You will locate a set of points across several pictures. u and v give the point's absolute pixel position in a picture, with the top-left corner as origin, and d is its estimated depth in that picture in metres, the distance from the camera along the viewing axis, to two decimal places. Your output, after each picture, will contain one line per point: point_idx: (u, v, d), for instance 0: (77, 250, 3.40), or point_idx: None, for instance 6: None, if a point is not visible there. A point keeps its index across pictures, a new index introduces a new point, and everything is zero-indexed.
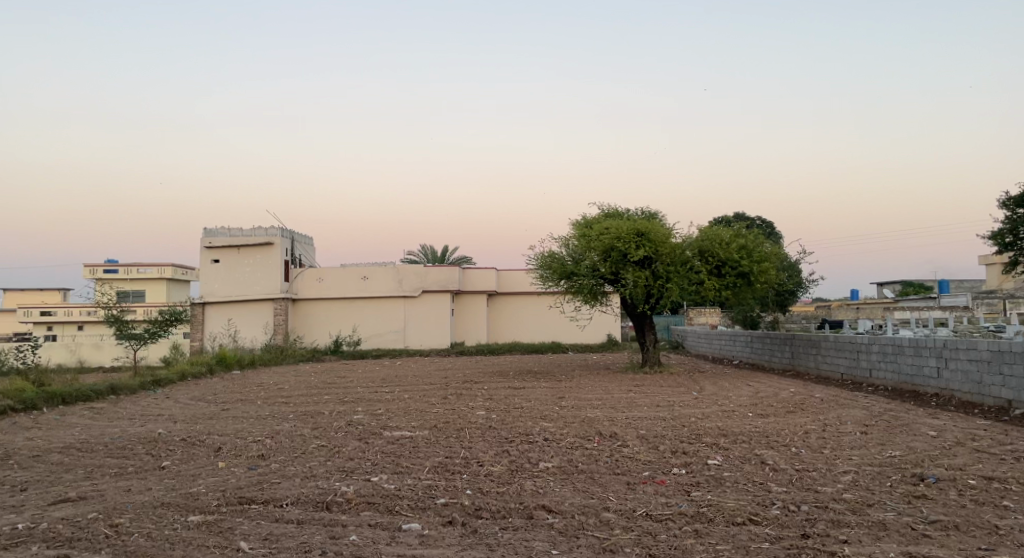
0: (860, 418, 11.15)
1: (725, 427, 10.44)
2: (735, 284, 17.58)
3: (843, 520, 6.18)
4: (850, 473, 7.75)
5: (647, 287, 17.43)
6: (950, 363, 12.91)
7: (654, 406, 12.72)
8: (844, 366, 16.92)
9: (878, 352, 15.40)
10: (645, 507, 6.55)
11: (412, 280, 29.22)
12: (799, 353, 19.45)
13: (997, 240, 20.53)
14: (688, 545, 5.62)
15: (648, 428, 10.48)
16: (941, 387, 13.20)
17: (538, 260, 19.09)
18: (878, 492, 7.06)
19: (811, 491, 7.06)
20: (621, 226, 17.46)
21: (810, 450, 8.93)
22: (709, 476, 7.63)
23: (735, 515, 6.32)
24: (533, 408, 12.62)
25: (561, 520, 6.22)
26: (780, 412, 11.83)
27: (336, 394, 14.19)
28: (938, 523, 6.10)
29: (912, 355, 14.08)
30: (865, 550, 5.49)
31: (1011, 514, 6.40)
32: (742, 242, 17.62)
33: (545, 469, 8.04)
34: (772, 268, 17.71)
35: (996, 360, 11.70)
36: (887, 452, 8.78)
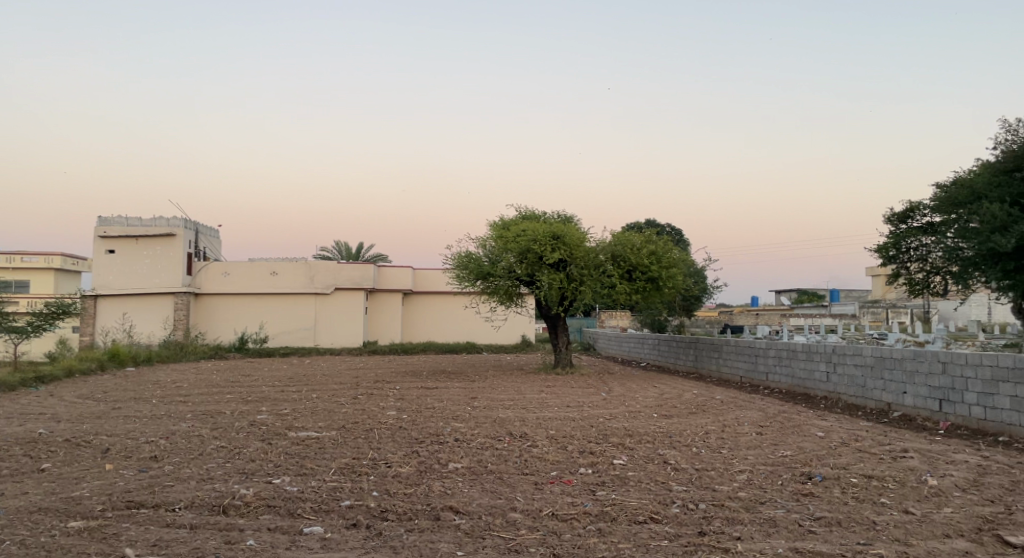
0: (755, 419, 11.68)
1: (630, 427, 10.73)
2: (645, 289, 18.04)
3: (737, 517, 6.46)
4: (745, 472, 8.11)
5: (561, 290, 17.69)
6: (838, 367, 13.66)
7: (564, 407, 12.91)
8: (743, 369, 17.66)
9: (774, 356, 16.13)
10: (551, 507, 6.65)
11: (324, 277, 28.68)
12: (702, 356, 20.17)
13: (882, 253, 21.76)
14: (591, 544, 5.76)
15: (556, 428, 10.65)
16: (829, 390, 13.96)
17: (454, 260, 19.03)
18: (770, 490, 7.41)
19: (708, 490, 7.35)
20: (538, 229, 17.63)
21: (709, 449, 9.29)
22: (614, 476, 7.81)
23: (637, 514, 6.51)
24: (445, 409, 12.59)
25: (467, 521, 6.25)
26: (683, 413, 12.23)
27: (239, 393, 13.77)
28: (823, 520, 6.46)
29: (804, 360, 14.83)
30: (756, 547, 5.75)
31: (887, 510, 6.85)
32: (653, 248, 18.12)
33: (454, 469, 8.05)
34: (680, 274, 18.24)
35: (878, 366, 12.46)
36: (779, 452, 9.22)
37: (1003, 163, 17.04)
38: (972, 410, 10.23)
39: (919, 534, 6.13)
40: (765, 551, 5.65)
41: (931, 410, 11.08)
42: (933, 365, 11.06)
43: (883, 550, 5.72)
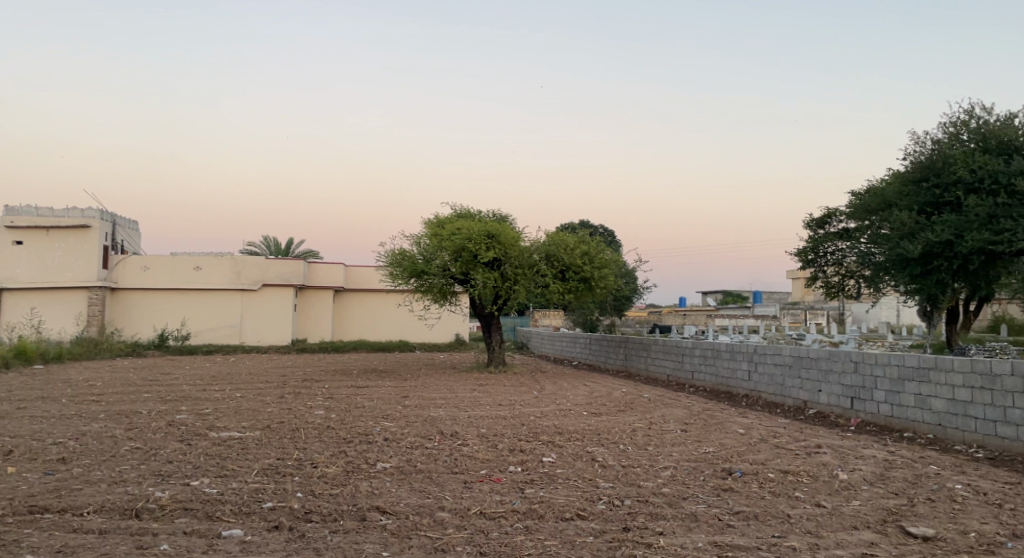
0: (681, 417, 11.95)
1: (560, 425, 10.84)
2: (577, 288, 18.24)
3: (660, 513, 6.62)
4: (669, 468, 8.31)
5: (495, 289, 17.73)
6: (758, 366, 14.12)
7: (495, 405, 12.96)
8: (670, 368, 18.06)
9: (699, 355, 16.55)
10: (479, 505, 6.68)
11: (251, 273, 28.00)
12: (631, 354, 20.53)
13: (802, 256, 22.62)
14: (518, 542, 5.81)
15: (487, 426, 10.67)
16: (751, 389, 14.42)
17: (387, 257, 18.82)
18: (693, 486, 7.62)
19: (634, 486, 7.50)
20: (472, 228, 17.59)
21: (636, 446, 9.48)
22: (543, 474, 7.90)
23: (564, 511, 6.59)
24: (375, 408, 12.47)
25: (394, 521, 6.21)
26: (611, 411, 12.44)
27: (157, 392, 13.30)
28: (741, 514, 6.68)
29: (728, 359, 15.27)
30: (678, 541, 5.90)
31: (802, 503, 7.13)
32: (586, 248, 18.35)
33: (382, 469, 7.98)
34: (612, 274, 18.51)
35: (795, 365, 12.93)
36: (702, 448, 9.48)
37: (912, 174, 17.90)
38: (880, 408, 10.73)
39: (829, 526, 6.41)
40: (687, 546, 5.81)
41: (844, 407, 11.57)
42: (846, 365, 11.55)
43: (796, 542, 5.96)
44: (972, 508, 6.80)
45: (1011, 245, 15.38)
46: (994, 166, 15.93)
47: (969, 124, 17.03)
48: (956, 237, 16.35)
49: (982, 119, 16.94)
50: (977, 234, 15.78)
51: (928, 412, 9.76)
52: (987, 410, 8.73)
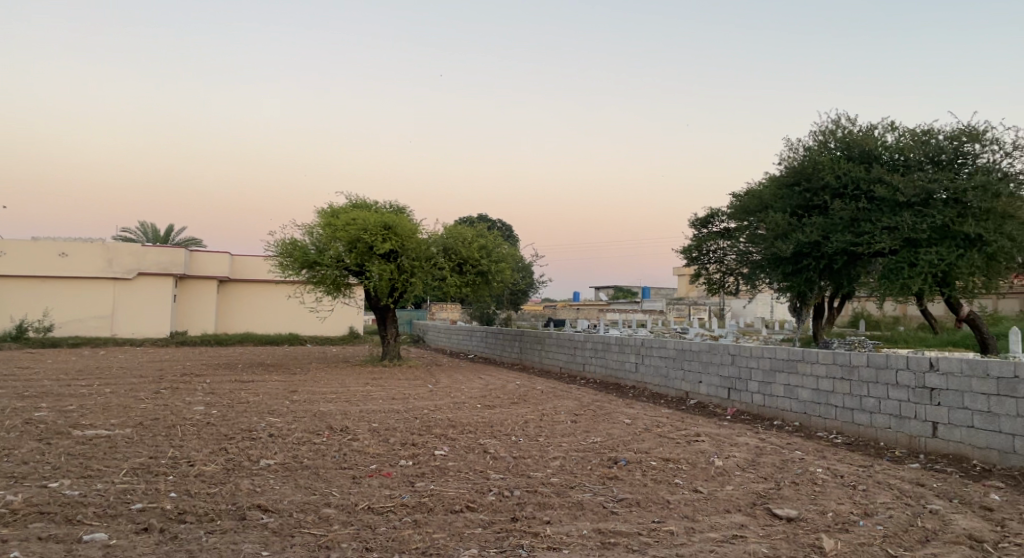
0: (572, 408, 12.17)
1: (454, 418, 10.82)
2: (474, 282, 18.29)
3: (548, 502, 6.69)
4: (558, 458, 8.45)
5: (391, 281, 17.44)
6: (645, 358, 14.59)
7: (388, 399, 12.79)
8: (563, 361, 18.39)
9: (590, 348, 16.91)
10: (367, 500, 6.56)
11: (126, 261, 26.47)
12: (526, 347, 20.74)
13: (687, 254, 23.57)
14: (406, 536, 5.73)
15: (378, 421, 10.51)
16: (637, 380, 14.88)
17: (277, 246, 18.06)
18: (580, 475, 7.78)
19: (524, 477, 7.56)
20: (369, 218, 17.15)
21: (527, 437, 9.60)
22: (433, 467, 7.84)
23: (453, 503, 6.54)
24: (259, 403, 12.05)
25: (275, 520, 6.02)
26: (505, 403, 12.53)
27: (14, 389, 12.33)
28: (624, 501, 6.88)
29: (617, 351, 15.67)
30: (564, 530, 5.99)
31: (681, 489, 7.42)
32: (483, 243, 18.36)
33: (265, 466, 7.72)
34: (508, 269, 18.65)
35: (678, 357, 13.45)
36: (590, 439, 9.70)
37: (786, 177, 18.92)
38: (754, 398, 11.31)
39: (705, 511, 6.69)
40: (572, 534, 5.90)
41: (721, 397, 12.13)
42: (724, 357, 12.10)
43: (675, 527, 6.18)
44: (832, 490, 7.27)
45: (870, 247, 16.51)
46: (857, 173, 17.03)
47: (836, 133, 18.14)
48: (824, 238, 17.42)
49: (847, 129, 18.06)
50: (841, 236, 16.88)
51: (795, 401, 10.36)
52: (846, 399, 9.35)
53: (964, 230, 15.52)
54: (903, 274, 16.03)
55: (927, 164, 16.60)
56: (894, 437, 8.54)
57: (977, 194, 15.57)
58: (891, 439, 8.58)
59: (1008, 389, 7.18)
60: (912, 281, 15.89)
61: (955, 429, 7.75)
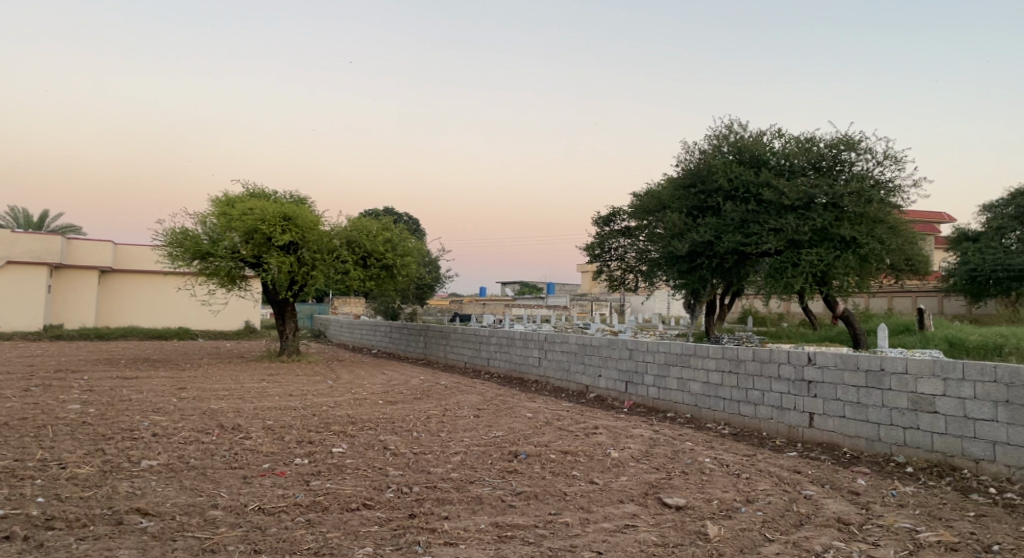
0: (474, 403, 12.23)
1: (353, 414, 10.66)
2: (378, 275, 18.07)
3: (447, 497, 6.69)
4: (459, 453, 8.47)
5: (291, 273, 16.99)
6: (547, 353, 14.81)
7: (284, 395, 12.48)
8: (468, 356, 18.42)
9: (495, 343, 17.02)
10: (257, 501, 6.39)
11: None
12: (430, 342, 20.68)
13: (590, 251, 24.07)
14: (297, 536, 5.61)
15: (273, 418, 10.23)
16: (540, 374, 15.10)
17: (166, 236, 17.23)
18: (480, 470, 7.82)
19: (424, 472, 7.54)
20: (267, 208, 16.58)
21: (428, 433, 9.57)
22: (330, 464, 7.71)
23: (349, 501, 6.44)
24: (143, 401, 11.51)
25: (156, 523, 5.78)
26: (407, 398, 12.46)
27: None
28: (523, 494, 6.97)
29: (520, 346, 15.85)
30: (461, 524, 6.00)
31: (578, 481, 7.59)
32: (388, 236, 18.13)
33: (148, 467, 7.39)
34: (414, 263, 18.53)
35: (580, 352, 13.72)
36: (491, 433, 9.77)
37: (682, 179, 19.60)
38: (649, 391, 11.69)
39: (600, 502, 6.87)
40: (469, 528, 5.92)
41: (619, 390, 12.48)
42: (622, 352, 12.44)
43: (569, 519, 6.32)
44: (718, 478, 7.61)
45: (757, 247, 17.35)
46: (747, 176, 17.85)
47: (729, 138, 18.91)
48: (716, 238, 18.19)
49: (738, 134, 18.86)
50: (732, 236, 17.66)
51: (687, 394, 10.79)
52: (733, 392, 9.82)
53: (840, 233, 16.55)
54: (787, 274, 16.96)
55: (810, 170, 17.58)
56: (776, 427, 9.01)
57: (852, 200, 16.64)
58: (772, 429, 9.06)
59: (875, 380, 7.71)
60: (795, 280, 16.82)
61: (829, 419, 8.27)
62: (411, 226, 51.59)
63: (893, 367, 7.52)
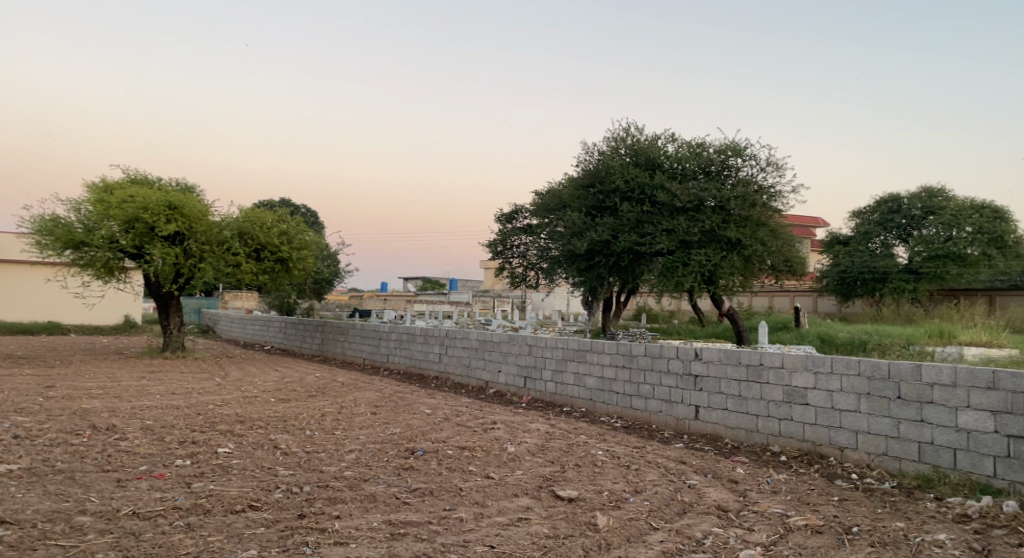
0: (371, 400, 12.09)
1: (242, 413, 10.34)
2: (272, 269, 17.58)
3: (339, 496, 6.61)
4: (353, 452, 8.37)
5: (176, 265, 16.26)
6: (448, 349, 14.81)
7: (166, 394, 11.95)
8: (366, 352, 18.19)
9: (395, 339, 16.85)
10: (133, 505, 6.13)
11: None
12: (327, 339, 20.28)
13: (493, 248, 24.23)
14: (175, 541, 5.42)
15: (153, 418, 9.80)
16: (440, 370, 15.08)
17: (35, 223, 16.15)
18: (375, 467, 7.76)
19: (316, 471, 7.42)
20: (149, 196, 15.76)
21: (322, 431, 9.40)
22: (215, 465, 7.47)
23: (234, 503, 6.27)
24: (4, 401, 10.75)
25: (15, 532, 5.45)
26: (301, 396, 12.17)
27: None
28: (417, 491, 6.97)
29: (421, 342, 15.78)
30: (352, 524, 5.95)
31: (473, 477, 7.65)
32: (284, 228, 17.65)
33: (9, 473, 6.94)
34: (311, 257, 18.13)
35: (480, 348, 13.80)
36: (388, 430, 9.70)
37: (581, 179, 20.00)
38: (547, 385, 11.91)
39: (494, 496, 6.97)
40: (360, 527, 5.88)
41: (518, 386, 12.65)
42: (521, 348, 12.61)
43: (462, 514, 6.37)
44: (609, 470, 7.85)
45: (651, 247, 17.96)
46: (642, 178, 18.42)
47: (626, 140, 19.41)
48: (613, 238, 18.70)
49: (635, 137, 19.40)
50: (628, 236, 18.20)
51: (582, 388, 11.06)
52: (626, 386, 10.13)
53: (727, 235, 17.36)
54: (677, 273, 17.63)
55: (701, 174, 18.32)
56: (664, 420, 9.38)
57: (738, 204, 17.48)
58: (661, 422, 9.42)
59: (754, 374, 8.13)
60: (685, 279, 17.52)
61: (713, 412, 8.67)
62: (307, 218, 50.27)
63: (771, 362, 7.96)
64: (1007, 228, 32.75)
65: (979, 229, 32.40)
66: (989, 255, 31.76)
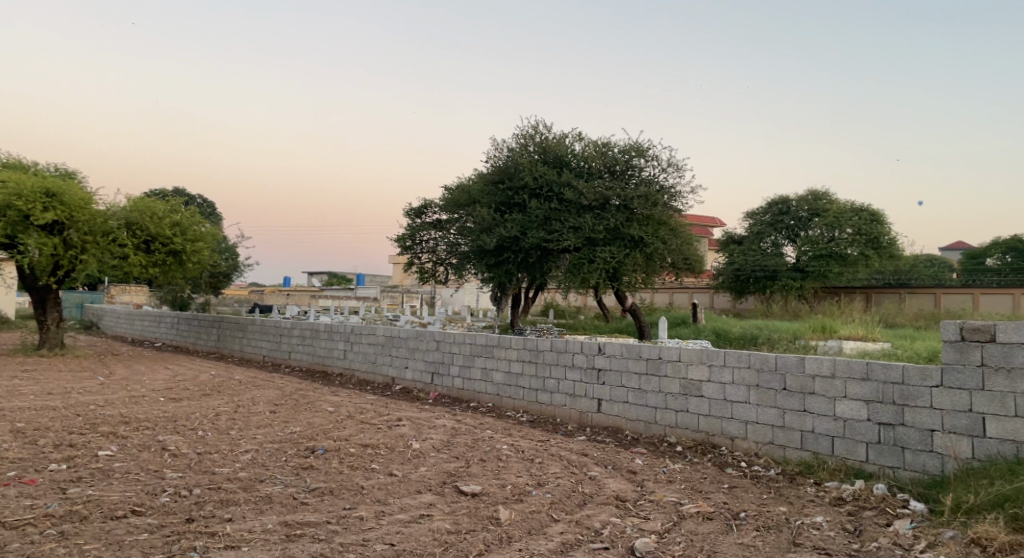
0: (271, 398, 11.75)
1: (127, 414, 9.84)
2: (164, 262, 16.80)
3: (232, 498, 6.39)
4: (249, 452, 8.12)
5: (54, 257, 15.32)
6: (354, 346, 14.56)
7: (44, 394, 11.25)
8: (267, 348, 17.66)
9: (297, 336, 16.43)
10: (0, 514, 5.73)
11: None
12: (224, 335, 19.58)
13: (401, 243, 23.95)
14: (47, 551, 5.11)
15: (26, 420, 9.19)
16: (345, 367, 14.81)
17: None
18: (272, 468, 7.55)
19: (208, 473, 7.15)
20: (23, 182, 14.76)
21: (215, 432, 9.07)
22: (96, 469, 7.09)
23: (115, 509, 5.97)
24: None
25: None
26: (194, 395, 11.71)
27: None
28: (316, 491, 6.82)
29: (325, 339, 15.45)
30: (245, 526, 5.76)
31: (375, 474, 7.55)
32: (176, 219, 16.90)
33: None
34: (206, 249, 17.42)
35: (387, 344, 13.63)
36: (288, 429, 9.45)
37: (491, 175, 20.02)
38: (454, 381, 11.89)
39: (396, 493, 6.90)
40: (254, 529, 5.70)
41: (424, 382, 12.57)
42: (428, 343, 12.54)
43: (363, 513, 6.28)
44: (512, 465, 7.90)
45: (558, 244, 18.20)
46: (551, 176, 18.60)
47: (534, 138, 19.53)
48: (522, 234, 18.85)
49: (543, 135, 19.56)
50: (536, 233, 18.38)
51: (489, 383, 11.10)
52: (532, 380, 10.23)
53: (630, 233, 17.78)
54: (583, 270, 17.95)
55: (606, 173, 18.66)
56: (568, 413, 9.53)
57: (641, 203, 17.94)
58: (565, 415, 9.57)
59: (654, 368, 8.36)
60: (590, 276, 17.86)
61: (614, 405, 8.87)
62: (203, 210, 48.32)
63: (669, 355, 8.20)
64: (883, 230, 34.78)
65: (858, 231, 34.35)
66: (867, 255, 33.65)
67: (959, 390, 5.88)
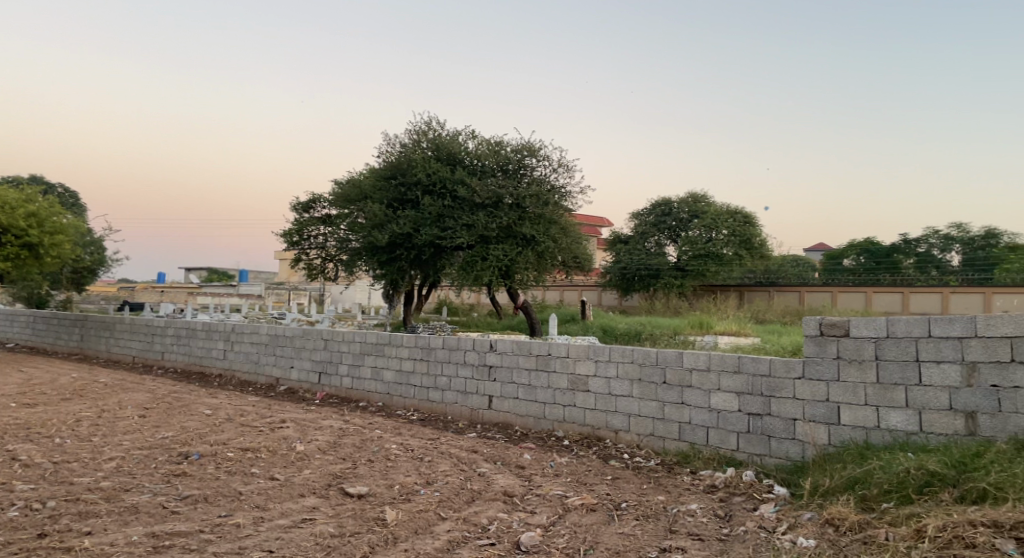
0: (141, 401, 11.08)
1: None
2: (18, 256, 15.52)
3: (92, 510, 5.96)
4: (115, 459, 7.61)
5: None
6: (235, 345, 13.96)
7: None
8: (137, 349, 16.68)
9: (172, 335, 15.59)
10: None
11: None
12: (89, 335, 18.36)
13: (288, 238, 23.14)
14: None
15: None
16: (225, 368, 14.18)
17: None
18: (140, 476, 7.11)
19: (65, 484, 6.65)
20: None
21: (76, 439, 8.46)
22: None
23: None
24: None
25: None
26: (52, 400, 10.89)
27: None
28: (187, 498, 6.47)
29: (203, 338, 14.73)
30: (106, 539, 5.39)
31: (254, 479, 7.24)
32: (33, 210, 15.67)
33: None
34: (66, 242, 16.29)
35: (271, 343, 13.14)
36: (160, 434, 8.94)
37: (383, 170, 19.68)
38: (342, 381, 11.61)
39: (277, 498, 6.64)
40: (116, 542, 5.34)
41: (311, 382, 12.20)
42: (316, 342, 12.18)
43: (240, 520, 6.00)
44: (400, 464, 7.77)
45: (451, 241, 18.14)
46: (444, 172, 18.51)
47: (428, 134, 19.37)
48: (415, 231, 18.65)
49: (437, 132, 19.43)
50: (429, 230, 18.25)
51: (379, 382, 10.90)
52: (423, 378, 10.12)
53: (522, 231, 17.98)
54: (476, 267, 17.99)
55: (500, 172, 18.77)
56: (458, 410, 9.49)
57: (532, 202, 18.20)
58: (455, 413, 9.52)
59: (543, 364, 8.43)
60: (483, 273, 17.93)
61: (504, 401, 8.89)
62: (65, 201, 45.02)
63: (558, 351, 8.29)
64: (755, 231, 36.67)
65: (733, 232, 36.09)
66: (740, 254, 35.38)
67: (818, 381, 6.22)
